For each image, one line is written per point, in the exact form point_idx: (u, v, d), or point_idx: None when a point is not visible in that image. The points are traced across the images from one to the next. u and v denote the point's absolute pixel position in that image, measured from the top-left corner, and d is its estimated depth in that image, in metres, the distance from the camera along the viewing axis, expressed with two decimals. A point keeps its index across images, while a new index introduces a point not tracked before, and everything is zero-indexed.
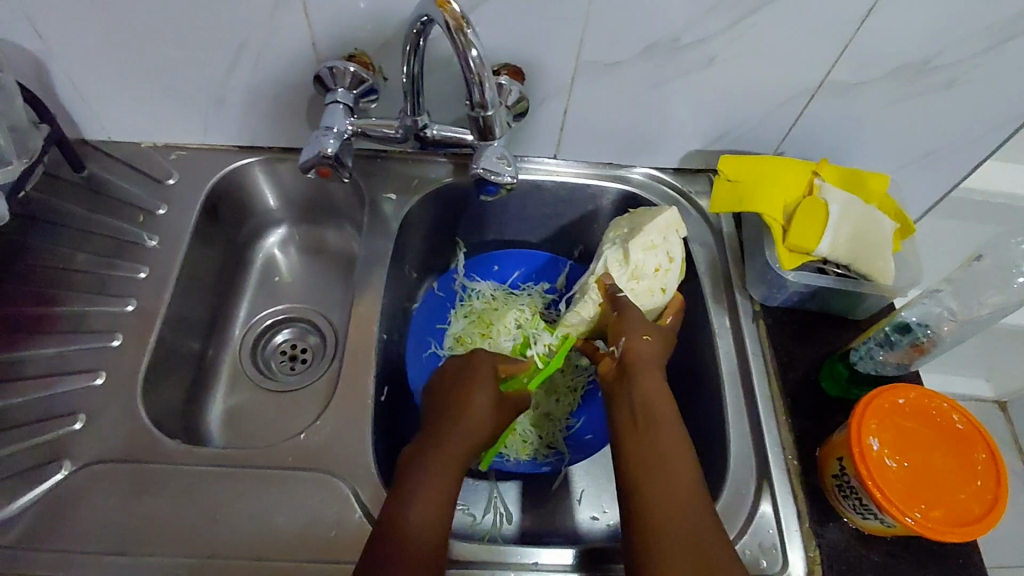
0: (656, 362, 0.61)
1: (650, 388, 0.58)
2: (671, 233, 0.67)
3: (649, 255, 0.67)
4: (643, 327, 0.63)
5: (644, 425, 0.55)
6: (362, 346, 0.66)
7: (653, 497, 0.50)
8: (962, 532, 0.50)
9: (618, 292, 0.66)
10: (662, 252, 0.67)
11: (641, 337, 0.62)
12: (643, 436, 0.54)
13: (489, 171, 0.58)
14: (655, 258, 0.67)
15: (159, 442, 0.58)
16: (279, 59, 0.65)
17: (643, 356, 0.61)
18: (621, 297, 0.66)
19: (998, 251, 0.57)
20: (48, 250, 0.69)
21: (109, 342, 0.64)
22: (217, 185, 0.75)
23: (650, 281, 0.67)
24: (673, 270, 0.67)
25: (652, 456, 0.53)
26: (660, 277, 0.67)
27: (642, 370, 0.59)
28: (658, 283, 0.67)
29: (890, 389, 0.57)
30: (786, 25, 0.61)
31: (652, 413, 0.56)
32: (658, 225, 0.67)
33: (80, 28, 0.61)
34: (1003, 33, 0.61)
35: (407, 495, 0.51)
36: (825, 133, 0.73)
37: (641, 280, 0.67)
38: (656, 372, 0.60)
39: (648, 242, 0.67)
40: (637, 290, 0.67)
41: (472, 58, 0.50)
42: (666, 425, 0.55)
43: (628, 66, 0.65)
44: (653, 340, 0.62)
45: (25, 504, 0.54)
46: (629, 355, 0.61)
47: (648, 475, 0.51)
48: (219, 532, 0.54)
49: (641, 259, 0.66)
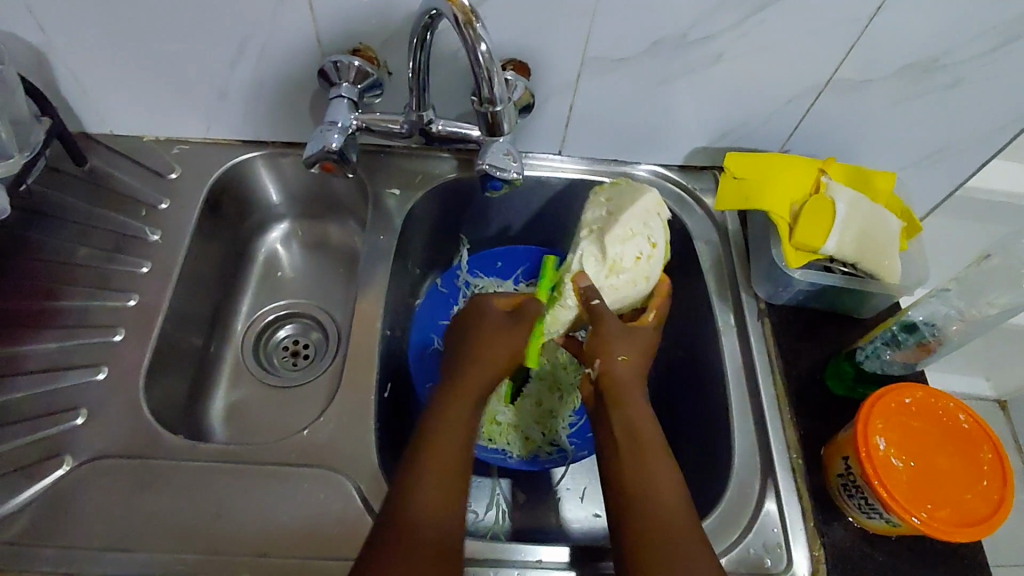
0: (638, 384, 0.59)
1: (632, 412, 0.56)
2: (651, 219, 0.66)
3: (629, 246, 0.65)
4: (620, 345, 0.60)
5: (630, 455, 0.53)
6: (365, 341, 0.66)
7: (646, 530, 0.49)
8: (968, 531, 0.50)
9: (592, 300, 0.63)
10: (643, 240, 0.66)
11: (618, 358, 0.59)
12: (630, 470, 0.52)
13: (495, 167, 0.58)
14: (635, 247, 0.65)
15: (162, 438, 0.58)
16: (284, 52, 0.64)
17: (622, 381, 0.58)
18: (596, 306, 0.62)
19: (1006, 253, 0.57)
20: (50, 244, 0.68)
21: (110, 337, 0.64)
22: (220, 180, 0.75)
23: (631, 271, 0.65)
24: (656, 256, 0.66)
25: (640, 487, 0.51)
26: (642, 266, 0.65)
27: (624, 396, 0.57)
28: (641, 273, 0.65)
29: (897, 389, 0.56)
30: (795, 22, 0.60)
31: (636, 444, 0.54)
32: (637, 210, 0.66)
33: (82, 21, 0.60)
34: (1013, 31, 0.60)
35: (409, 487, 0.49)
36: (832, 131, 0.72)
37: (621, 274, 0.65)
38: (637, 397, 0.57)
39: (626, 232, 0.65)
40: (618, 285, 0.65)
41: (480, 53, 0.50)
42: (653, 453, 0.53)
43: (635, 62, 0.64)
44: (631, 360, 0.59)
45: (27, 499, 0.54)
46: (605, 380, 0.58)
47: (641, 508, 0.50)
48: (223, 528, 0.53)
49: (618, 252, 0.65)
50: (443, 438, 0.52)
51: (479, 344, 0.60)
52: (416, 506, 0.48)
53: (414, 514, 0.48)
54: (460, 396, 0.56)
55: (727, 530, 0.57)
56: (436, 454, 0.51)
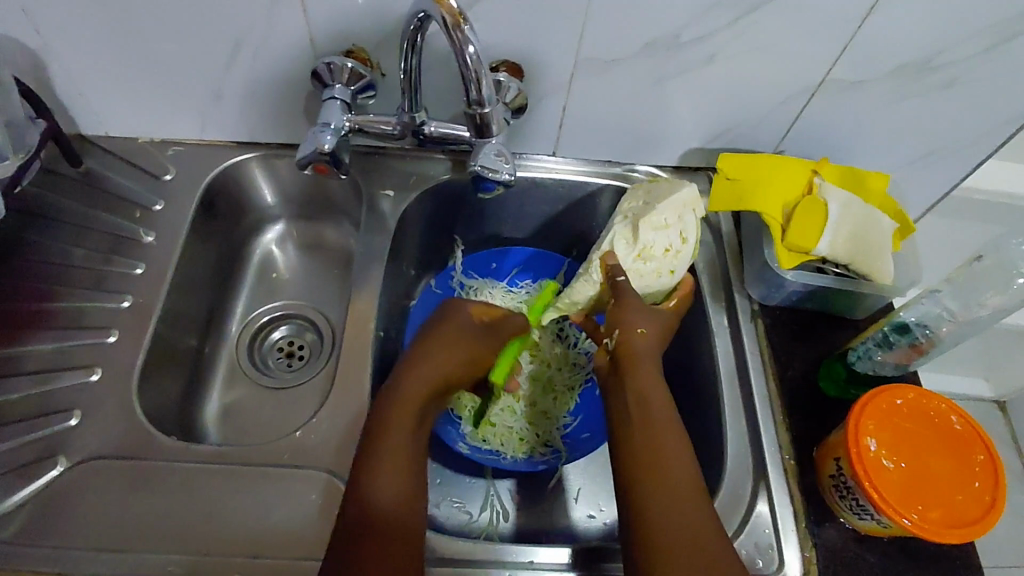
0: (652, 357, 0.59)
1: (645, 384, 0.56)
2: (686, 213, 0.66)
3: (660, 236, 0.65)
4: (640, 319, 0.61)
5: (640, 426, 0.54)
6: (360, 342, 0.66)
7: (653, 496, 0.49)
8: (960, 533, 0.50)
9: (618, 277, 0.64)
10: (675, 233, 0.65)
11: (637, 331, 0.60)
12: (638, 436, 0.53)
13: (487, 168, 0.58)
14: (666, 238, 0.65)
15: (156, 438, 0.58)
16: (277, 54, 0.64)
17: (638, 352, 0.59)
18: (621, 283, 0.63)
19: (998, 252, 0.57)
20: (46, 245, 0.68)
21: (105, 338, 0.64)
22: (215, 181, 0.75)
23: (659, 262, 0.65)
24: (685, 253, 0.66)
25: (652, 456, 0.51)
26: (670, 258, 0.65)
27: (636, 364, 0.58)
28: (667, 265, 0.65)
29: (888, 390, 0.56)
30: (787, 23, 0.60)
31: (648, 413, 0.54)
32: (673, 202, 0.65)
33: (76, 23, 0.60)
34: (1005, 32, 0.60)
35: (368, 467, 0.50)
36: (826, 132, 0.72)
37: (648, 261, 0.65)
38: (652, 369, 0.58)
39: (661, 221, 0.65)
40: (643, 272, 0.65)
41: (468, 55, 0.50)
42: (662, 425, 0.54)
43: (627, 63, 0.64)
44: (648, 334, 0.60)
45: (21, 500, 0.54)
46: (622, 350, 0.59)
47: (651, 479, 0.50)
48: (215, 529, 0.54)
49: (651, 239, 0.65)
50: (399, 423, 0.53)
51: (436, 337, 0.61)
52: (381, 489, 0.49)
53: (376, 496, 0.48)
54: (413, 379, 0.57)
55: None
56: (394, 439, 0.52)
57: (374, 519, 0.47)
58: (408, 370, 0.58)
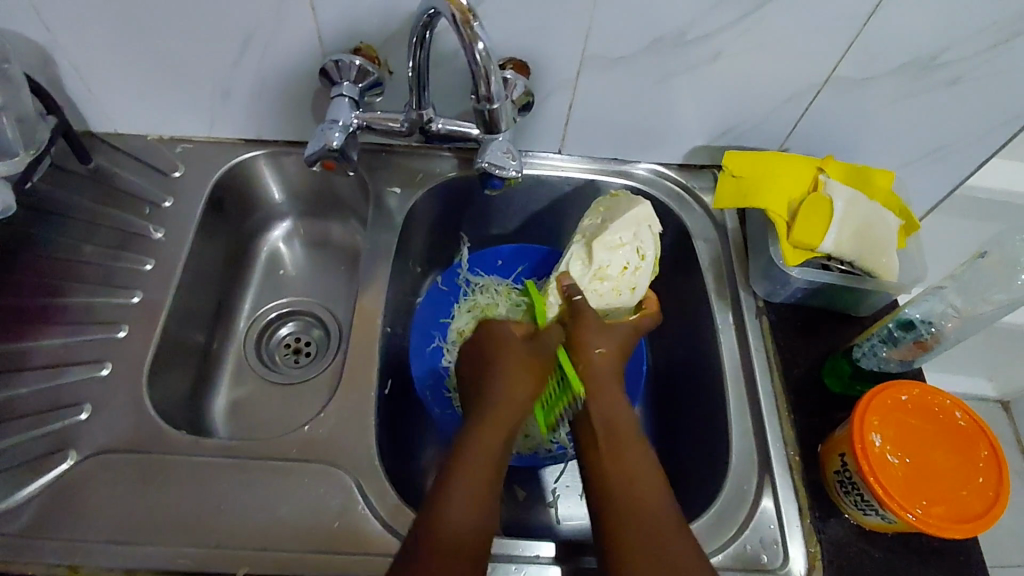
0: (614, 376, 0.59)
1: (610, 410, 0.56)
2: (640, 228, 0.67)
3: (615, 255, 0.66)
4: (599, 340, 0.60)
5: (609, 449, 0.53)
6: (366, 338, 0.66)
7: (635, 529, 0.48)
8: (964, 528, 0.51)
9: (573, 295, 0.64)
10: (630, 250, 0.66)
11: (596, 350, 0.60)
12: (609, 460, 0.53)
13: (494, 164, 0.59)
14: (621, 257, 0.66)
15: (165, 433, 0.59)
16: (286, 52, 0.65)
17: (601, 373, 0.58)
18: (576, 301, 0.63)
19: (1004, 250, 0.57)
20: (55, 242, 0.69)
21: (115, 333, 0.64)
22: (223, 178, 0.75)
23: (615, 280, 0.66)
24: (643, 269, 0.66)
25: (623, 484, 0.51)
26: (627, 276, 0.66)
27: (599, 387, 0.57)
28: (625, 283, 0.66)
29: (893, 386, 0.57)
30: (793, 20, 0.60)
31: (615, 439, 0.54)
32: (625, 220, 0.66)
33: (88, 21, 0.61)
34: (1010, 29, 0.60)
35: (446, 498, 0.49)
36: (830, 130, 0.73)
37: (606, 280, 0.66)
38: (616, 392, 0.58)
39: (614, 241, 0.66)
40: (600, 292, 0.66)
41: (477, 52, 0.50)
42: (630, 448, 0.54)
43: (633, 61, 0.65)
44: (607, 353, 0.60)
45: (32, 492, 0.55)
46: (585, 372, 0.58)
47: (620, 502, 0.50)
48: (224, 522, 0.54)
49: (605, 259, 0.66)
50: (490, 433, 0.53)
51: (508, 355, 0.59)
52: (453, 511, 0.48)
53: (449, 521, 0.48)
54: (506, 403, 0.55)
55: (725, 526, 0.57)
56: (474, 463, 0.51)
57: (443, 549, 0.46)
58: (498, 393, 0.56)
